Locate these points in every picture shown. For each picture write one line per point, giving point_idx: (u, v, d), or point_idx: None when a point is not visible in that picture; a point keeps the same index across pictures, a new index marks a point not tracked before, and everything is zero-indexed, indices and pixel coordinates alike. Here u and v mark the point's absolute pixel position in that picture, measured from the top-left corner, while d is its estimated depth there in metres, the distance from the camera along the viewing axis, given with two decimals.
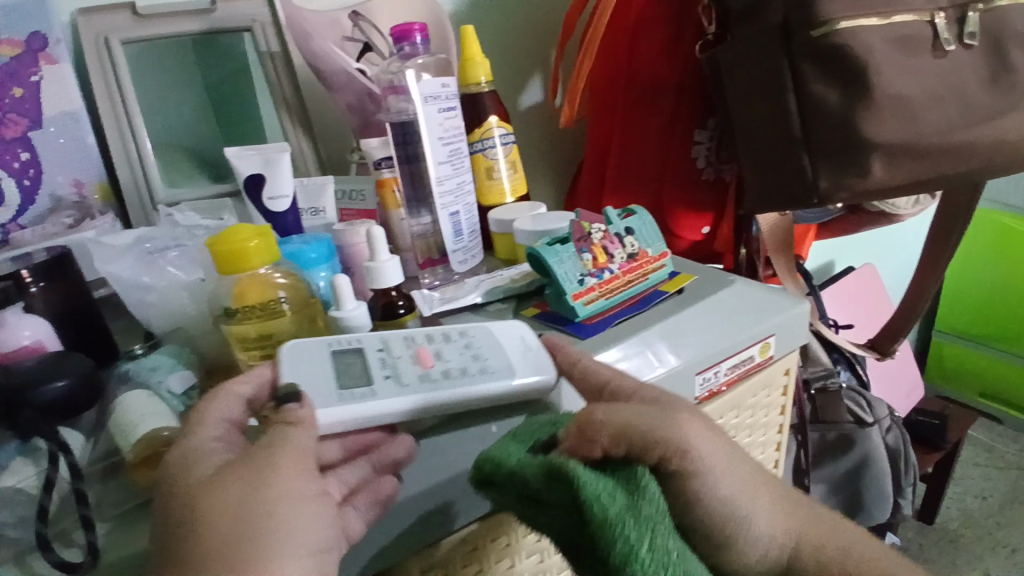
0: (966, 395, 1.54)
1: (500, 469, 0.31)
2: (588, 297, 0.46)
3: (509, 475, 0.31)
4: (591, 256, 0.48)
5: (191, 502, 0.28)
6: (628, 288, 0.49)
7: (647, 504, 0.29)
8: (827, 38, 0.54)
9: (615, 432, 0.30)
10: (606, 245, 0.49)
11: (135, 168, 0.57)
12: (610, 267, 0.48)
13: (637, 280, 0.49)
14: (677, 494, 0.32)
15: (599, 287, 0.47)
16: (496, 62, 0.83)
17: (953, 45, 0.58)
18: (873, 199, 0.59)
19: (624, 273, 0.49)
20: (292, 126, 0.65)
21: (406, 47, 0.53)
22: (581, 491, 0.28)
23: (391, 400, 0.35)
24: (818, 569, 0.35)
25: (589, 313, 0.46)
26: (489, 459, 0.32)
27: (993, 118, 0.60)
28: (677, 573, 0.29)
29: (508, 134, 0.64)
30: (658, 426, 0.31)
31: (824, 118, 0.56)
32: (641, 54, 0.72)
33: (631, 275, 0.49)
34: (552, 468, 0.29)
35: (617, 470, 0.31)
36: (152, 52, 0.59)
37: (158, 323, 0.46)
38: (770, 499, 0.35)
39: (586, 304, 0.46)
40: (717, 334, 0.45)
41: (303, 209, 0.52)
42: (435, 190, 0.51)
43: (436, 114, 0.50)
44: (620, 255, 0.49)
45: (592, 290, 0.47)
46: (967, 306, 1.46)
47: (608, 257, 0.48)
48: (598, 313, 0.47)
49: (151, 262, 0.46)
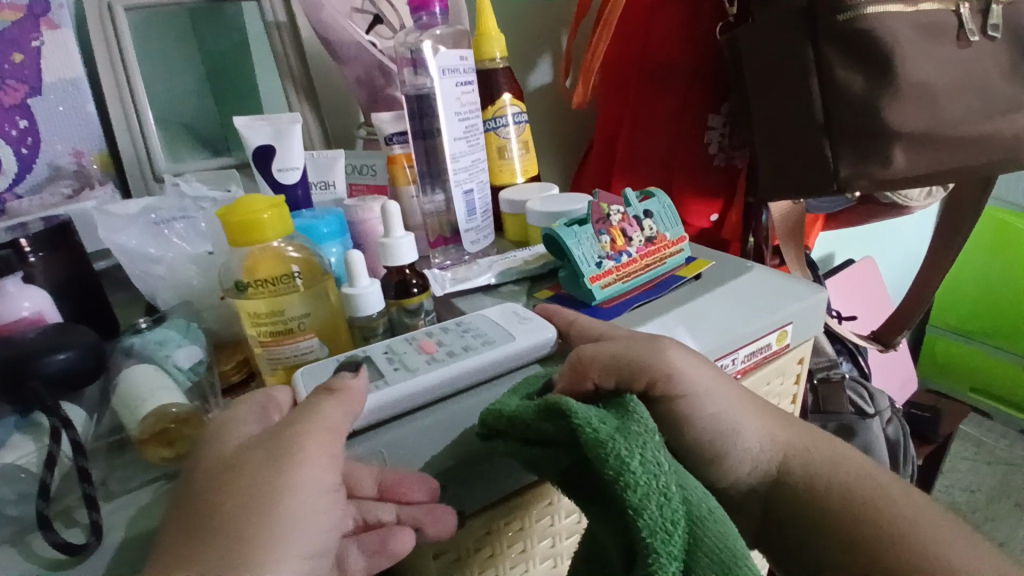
0: (957, 390, 1.53)
1: (502, 416, 0.32)
2: (605, 280, 0.45)
3: (510, 420, 0.32)
4: (609, 239, 0.47)
5: (209, 499, 0.27)
6: (646, 272, 0.48)
7: (636, 424, 0.29)
8: (852, 23, 0.53)
9: (605, 364, 0.33)
10: (624, 228, 0.48)
11: (136, 139, 0.56)
12: (628, 250, 0.47)
13: (655, 264, 0.48)
14: (668, 416, 0.34)
15: (616, 270, 0.46)
16: (508, 39, 0.81)
17: (976, 36, 0.57)
18: (892, 189, 0.58)
19: (642, 257, 0.48)
20: (297, 97, 0.63)
21: (424, 17, 0.50)
22: (572, 418, 0.29)
23: (408, 392, 0.33)
24: (807, 477, 0.36)
25: (606, 296, 0.46)
26: (492, 409, 0.33)
27: (1010, 112, 0.59)
28: (671, 483, 0.27)
29: (521, 113, 0.63)
30: (643, 355, 0.33)
31: (847, 105, 0.55)
32: (658, 35, 0.71)
33: (648, 259, 0.48)
34: (547, 405, 0.30)
35: (609, 402, 0.32)
36: (158, 19, 0.57)
37: (161, 297, 0.45)
38: (754, 411, 0.37)
39: (603, 287, 0.45)
40: (738, 321, 0.44)
41: (313, 182, 0.50)
42: (450, 166, 0.49)
43: (454, 88, 0.48)
44: (638, 238, 0.48)
45: (609, 273, 0.46)
46: (960, 301, 1.45)
47: (626, 239, 0.47)
48: (615, 296, 0.46)
49: (158, 233, 0.45)
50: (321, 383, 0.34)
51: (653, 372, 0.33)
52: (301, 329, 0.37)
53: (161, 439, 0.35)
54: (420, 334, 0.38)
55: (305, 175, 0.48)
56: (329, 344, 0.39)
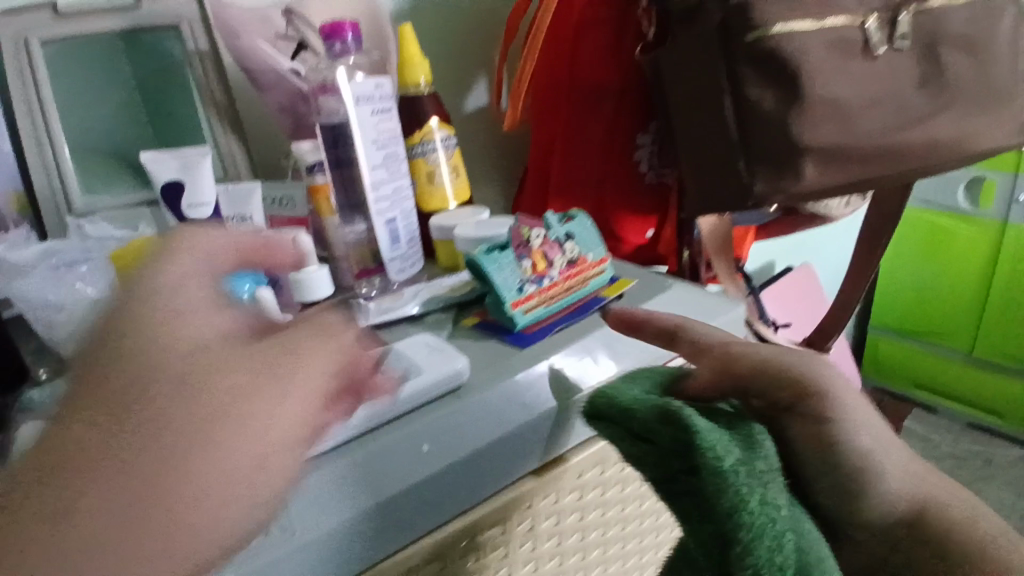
0: (901, 387, 1.58)
1: (615, 404, 0.33)
2: (527, 305, 0.45)
3: (623, 411, 0.33)
4: (530, 263, 0.47)
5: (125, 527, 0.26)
6: (568, 295, 0.48)
7: (762, 460, 0.30)
8: (762, 43, 0.54)
9: (725, 371, 0.34)
10: (545, 251, 0.48)
11: (51, 175, 0.55)
12: (550, 274, 0.47)
13: (576, 286, 0.48)
14: (798, 439, 0.34)
15: (538, 294, 0.46)
16: (441, 63, 0.81)
17: (883, 48, 0.58)
18: (808, 202, 0.59)
19: (564, 279, 0.48)
20: (221, 128, 0.62)
21: (337, 45, 0.48)
22: (695, 436, 0.30)
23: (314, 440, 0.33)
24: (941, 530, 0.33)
25: (529, 322, 0.45)
26: (603, 395, 0.34)
27: (924, 121, 0.60)
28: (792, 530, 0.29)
29: (450, 137, 0.63)
30: (805, 369, 0.34)
31: (761, 122, 0.56)
32: (584, 56, 0.72)
33: (570, 281, 0.48)
34: (666, 412, 0.31)
35: (732, 425, 0.32)
36: (73, 52, 0.56)
37: (67, 342, 0.44)
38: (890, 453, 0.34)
39: (525, 312, 0.45)
40: (655, 340, 0.46)
41: (229, 216, 0.48)
42: (370, 196, 0.48)
43: (370, 117, 0.48)
44: (560, 261, 0.48)
45: (531, 298, 0.46)
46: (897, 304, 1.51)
47: (548, 263, 0.47)
48: (539, 321, 0.46)
49: (60, 277, 0.44)
50: None
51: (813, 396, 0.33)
52: None
53: None
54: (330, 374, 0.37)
55: (217, 210, 0.48)
56: None
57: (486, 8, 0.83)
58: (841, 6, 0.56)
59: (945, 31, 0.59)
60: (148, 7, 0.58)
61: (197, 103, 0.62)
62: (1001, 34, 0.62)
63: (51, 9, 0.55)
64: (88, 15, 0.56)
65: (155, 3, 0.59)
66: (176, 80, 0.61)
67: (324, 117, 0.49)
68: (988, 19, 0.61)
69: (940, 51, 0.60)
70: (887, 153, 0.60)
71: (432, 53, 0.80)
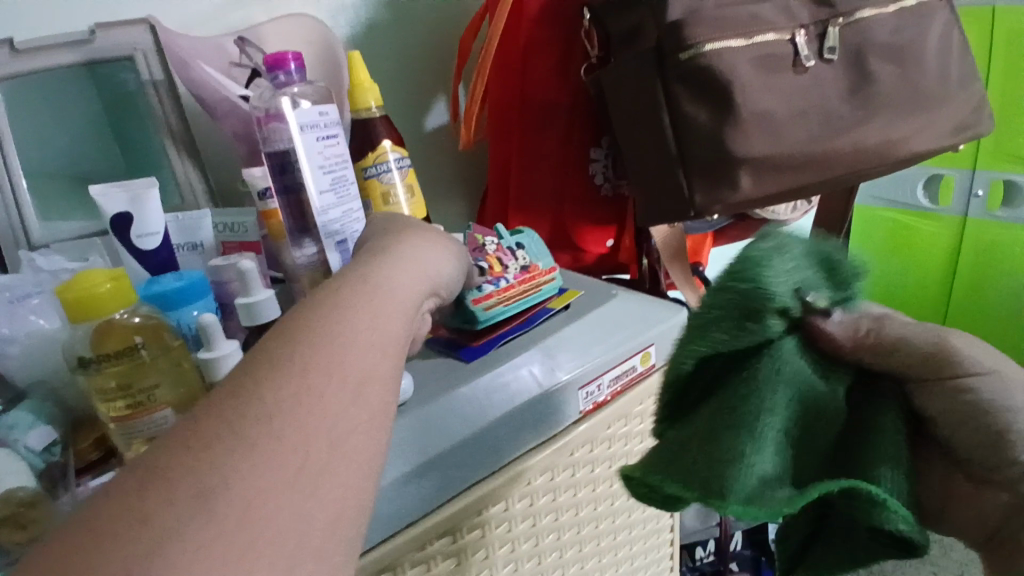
0: None
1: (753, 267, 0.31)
2: (487, 302, 0.46)
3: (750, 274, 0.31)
4: (487, 266, 0.48)
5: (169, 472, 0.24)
6: (524, 297, 0.49)
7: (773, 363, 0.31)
8: (694, 61, 0.58)
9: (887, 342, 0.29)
10: (500, 257, 0.50)
11: (7, 208, 0.55)
12: (506, 276, 0.48)
13: (531, 290, 0.50)
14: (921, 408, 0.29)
15: (497, 294, 0.47)
16: (400, 84, 0.83)
17: (812, 61, 0.61)
18: (748, 210, 0.62)
19: (520, 282, 0.49)
20: (177, 155, 0.63)
21: (281, 75, 0.51)
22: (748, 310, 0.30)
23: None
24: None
25: (488, 319, 0.47)
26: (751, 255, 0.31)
27: (857, 127, 0.62)
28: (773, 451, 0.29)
29: (403, 158, 0.64)
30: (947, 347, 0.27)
31: (697, 136, 0.59)
32: (534, 75, 0.74)
33: (526, 285, 0.49)
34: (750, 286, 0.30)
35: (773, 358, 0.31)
36: (28, 86, 0.57)
37: (22, 375, 0.44)
38: None
39: (485, 309, 0.46)
40: (598, 349, 0.47)
41: (181, 244, 0.52)
42: (319, 220, 0.50)
43: (314, 143, 0.49)
44: (514, 266, 0.50)
45: (490, 296, 0.47)
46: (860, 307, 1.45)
47: (504, 267, 0.49)
48: (497, 320, 0.47)
49: (13, 310, 0.44)
50: None
51: (952, 366, 0.27)
52: (152, 401, 0.38)
53: (12, 523, 0.35)
54: None
55: (168, 238, 0.49)
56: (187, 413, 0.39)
57: (442, 29, 0.85)
58: (769, 23, 0.59)
59: (874, 40, 0.62)
60: (102, 39, 0.59)
61: (153, 132, 0.63)
62: (929, 41, 0.65)
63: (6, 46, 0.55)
64: (43, 51, 0.57)
65: (109, 35, 0.60)
66: (132, 110, 0.62)
67: (271, 143, 0.50)
68: (915, 28, 0.64)
69: (869, 60, 0.62)
70: (825, 160, 0.62)
71: (391, 75, 0.82)
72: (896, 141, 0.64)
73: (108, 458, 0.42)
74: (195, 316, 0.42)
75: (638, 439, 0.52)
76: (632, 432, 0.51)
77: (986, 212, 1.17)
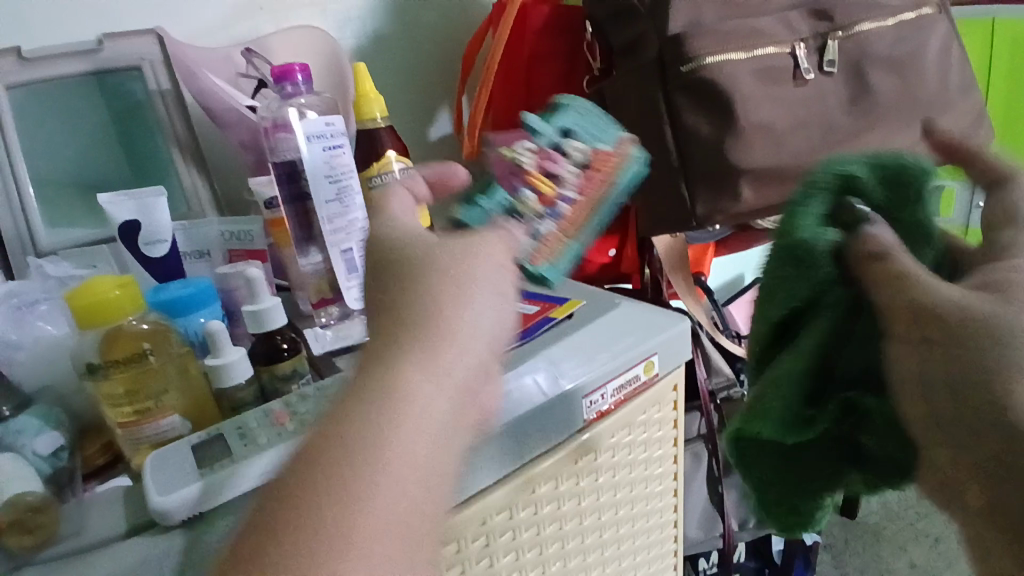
0: None
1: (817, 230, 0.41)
2: (547, 253, 0.44)
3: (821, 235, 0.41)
4: (534, 196, 0.44)
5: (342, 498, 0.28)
6: (590, 210, 0.46)
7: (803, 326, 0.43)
8: (695, 73, 0.58)
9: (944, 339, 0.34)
10: (546, 169, 0.45)
11: (16, 215, 0.56)
12: (562, 197, 0.44)
13: (601, 189, 0.46)
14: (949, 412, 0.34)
15: (559, 228, 0.45)
16: (405, 95, 0.84)
17: (812, 73, 0.62)
18: (748, 220, 0.63)
19: (579, 194, 0.45)
20: (183, 163, 0.64)
21: (288, 86, 0.51)
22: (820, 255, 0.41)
23: (253, 469, 0.33)
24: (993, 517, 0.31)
25: (561, 274, 0.46)
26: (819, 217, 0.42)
27: (856, 138, 0.63)
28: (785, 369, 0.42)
29: (408, 167, 0.65)
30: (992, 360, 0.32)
31: (698, 147, 0.60)
32: (537, 87, 0.75)
33: (590, 192, 0.46)
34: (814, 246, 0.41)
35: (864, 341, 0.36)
36: (38, 95, 0.58)
37: (29, 381, 0.44)
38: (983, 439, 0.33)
39: (552, 264, 0.45)
40: (600, 358, 0.47)
41: (187, 252, 0.52)
42: (325, 229, 0.50)
43: (321, 153, 0.50)
44: (567, 174, 0.45)
45: (552, 239, 0.45)
46: None
47: (554, 185, 0.44)
48: (571, 262, 0.46)
49: (21, 317, 0.45)
50: (165, 471, 0.34)
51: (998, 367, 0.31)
52: (159, 407, 0.38)
53: (18, 528, 0.35)
54: (274, 404, 0.38)
55: (174, 246, 0.50)
56: (193, 420, 0.40)
57: (446, 41, 0.86)
58: (769, 35, 0.60)
59: (873, 53, 0.63)
60: (111, 48, 0.60)
61: (160, 140, 0.63)
62: (928, 54, 0.65)
63: (16, 55, 0.56)
64: (52, 60, 0.58)
65: (118, 44, 0.60)
66: (140, 120, 0.63)
67: (277, 153, 0.51)
68: (914, 40, 0.65)
69: (868, 72, 0.63)
70: None
71: (396, 86, 0.83)
72: (895, 152, 0.65)
73: (115, 463, 0.43)
74: (202, 323, 0.43)
75: (641, 445, 0.52)
76: (636, 441, 0.51)
77: (991, 222, 1.16)
